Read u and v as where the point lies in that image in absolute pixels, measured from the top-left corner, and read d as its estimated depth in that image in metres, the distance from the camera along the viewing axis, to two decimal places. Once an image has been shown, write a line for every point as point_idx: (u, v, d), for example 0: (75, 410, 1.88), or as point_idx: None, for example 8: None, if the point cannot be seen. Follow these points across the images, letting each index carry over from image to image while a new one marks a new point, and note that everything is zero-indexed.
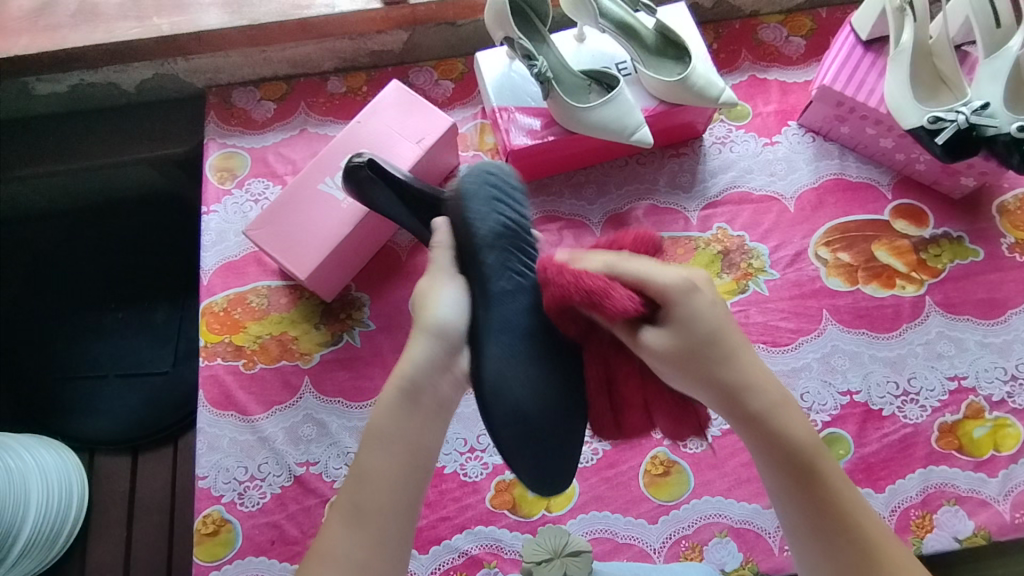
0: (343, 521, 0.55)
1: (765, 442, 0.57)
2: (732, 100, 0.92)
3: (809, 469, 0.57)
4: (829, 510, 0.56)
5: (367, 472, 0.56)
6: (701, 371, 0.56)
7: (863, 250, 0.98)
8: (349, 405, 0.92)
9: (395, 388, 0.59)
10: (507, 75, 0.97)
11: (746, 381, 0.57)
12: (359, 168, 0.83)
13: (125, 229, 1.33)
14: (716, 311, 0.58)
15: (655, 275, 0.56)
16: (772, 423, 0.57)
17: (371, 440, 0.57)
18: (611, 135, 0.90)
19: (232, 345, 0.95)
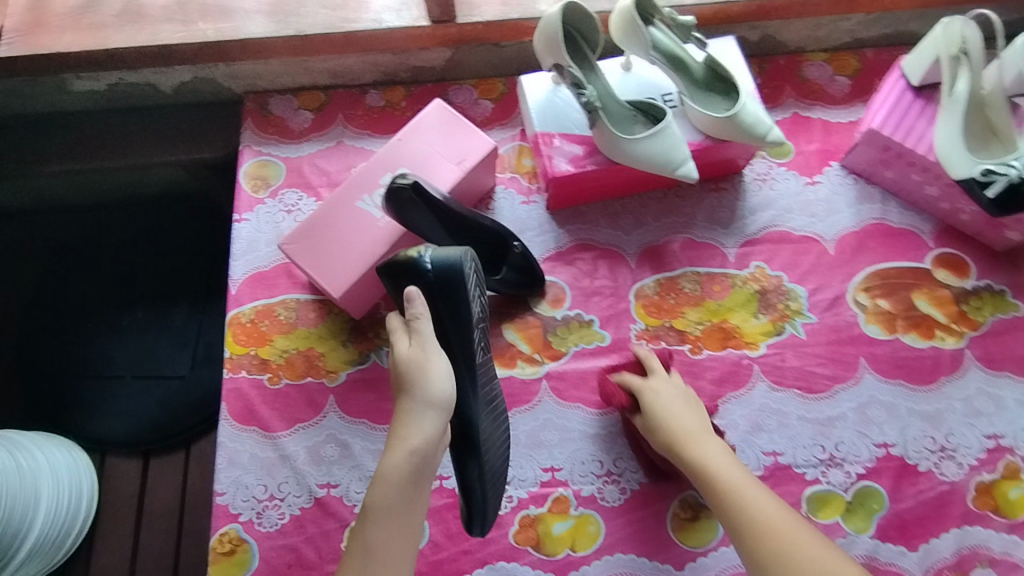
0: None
1: (695, 471, 0.76)
2: (779, 139, 0.90)
3: (735, 493, 0.73)
4: (736, 507, 0.72)
5: (373, 544, 0.66)
6: (668, 436, 0.79)
7: (903, 297, 0.96)
8: (375, 426, 0.90)
9: (394, 474, 0.68)
10: (550, 100, 0.96)
11: (688, 430, 0.79)
12: (410, 189, 0.80)
13: (151, 229, 1.31)
14: (676, 395, 0.82)
15: (647, 386, 0.83)
16: (704, 454, 0.76)
17: (370, 521, 0.67)
18: (654, 168, 0.88)
19: (258, 358, 0.94)
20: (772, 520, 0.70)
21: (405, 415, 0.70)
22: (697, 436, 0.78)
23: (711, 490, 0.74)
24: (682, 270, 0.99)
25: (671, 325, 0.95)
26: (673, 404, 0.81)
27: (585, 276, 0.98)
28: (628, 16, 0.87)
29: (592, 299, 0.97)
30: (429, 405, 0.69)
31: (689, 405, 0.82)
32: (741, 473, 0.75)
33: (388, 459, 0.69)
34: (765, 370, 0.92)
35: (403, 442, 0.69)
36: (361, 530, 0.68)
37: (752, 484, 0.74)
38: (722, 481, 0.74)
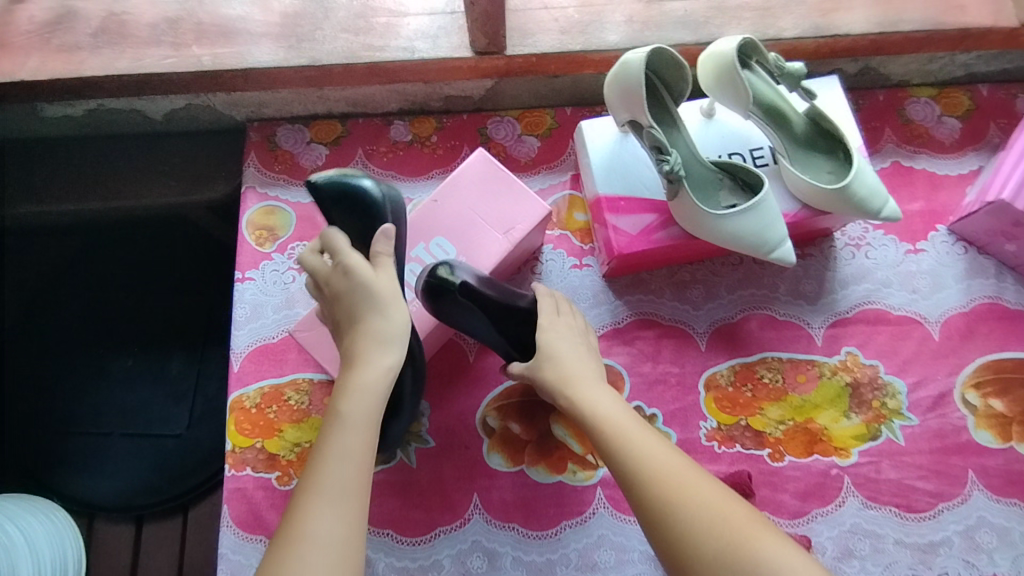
0: (313, 536, 0.53)
1: (584, 413, 0.65)
2: (894, 215, 0.75)
3: (619, 433, 0.62)
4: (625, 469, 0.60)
5: (346, 455, 0.58)
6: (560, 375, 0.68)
7: (1020, 396, 0.82)
8: (401, 539, 0.77)
9: (361, 399, 0.61)
10: (617, 152, 0.80)
11: (580, 370, 0.69)
12: (446, 283, 0.69)
13: (135, 259, 1.12)
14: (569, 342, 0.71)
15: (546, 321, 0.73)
16: (590, 395, 0.66)
17: (331, 452, 0.58)
18: (744, 249, 0.73)
19: (265, 453, 0.80)
20: (663, 463, 0.59)
21: (369, 335, 0.64)
22: (577, 386, 0.67)
23: (594, 431, 0.64)
24: (761, 355, 0.84)
25: (748, 424, 0.81)
26: (564, 339, 0.71)
27: (646, 359, 0.84)
28: (727, 63, 0.73)
29: (654, 388, 0.83)
30: (400, 324, 0.65)
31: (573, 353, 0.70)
32: (626, 424, 0.63)
33: (358, 370, 0.63)
34: (858, 482, 0.79)
35: (377, 360, 0.63)
36: (325, 442, 0.59)
37: (641, 436, 0.62)
38: (605, 430, 0.63)
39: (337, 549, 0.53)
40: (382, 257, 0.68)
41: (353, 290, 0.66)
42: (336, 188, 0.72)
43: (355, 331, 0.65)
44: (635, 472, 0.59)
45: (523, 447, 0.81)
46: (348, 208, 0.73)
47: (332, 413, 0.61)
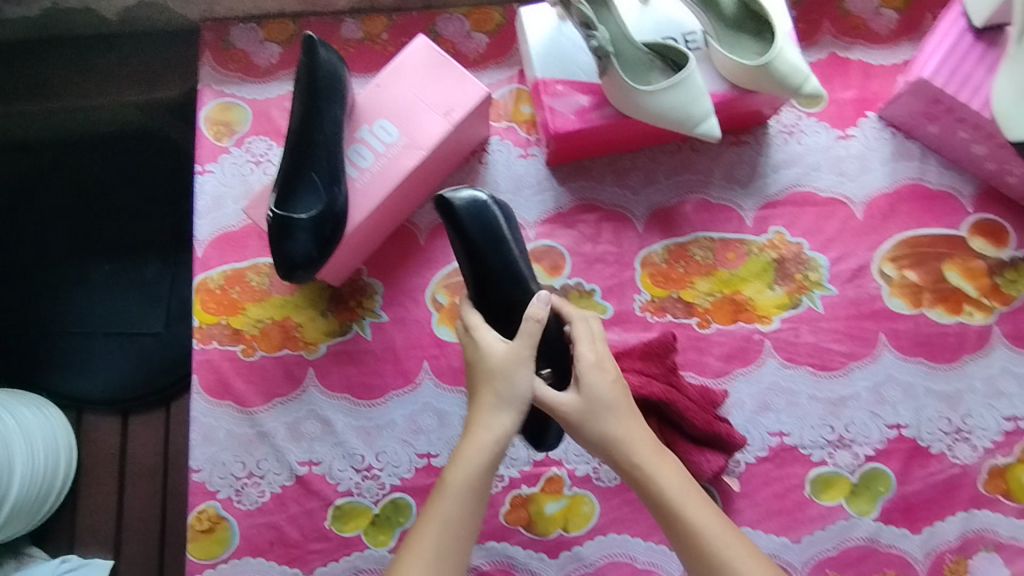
0: (456, 494, 0.62)
1: (626, 467, 0.64)
2: (816, 94, 0.78)
3: (661, 493, 0.62)
4: (670, 524, 0.61)
5: (450, 520, 0.61)
6: (602, 413, 0.65)
7: (933, 268, 0.88)
8: (358, 402, 0.85)
9: (470, 470, 0.63)
10: (554, 39, 0.83)
11: (621, 416, 0.65)
12: (462, 199, 0.74)
13: (105, 165, 1.14)
14: (598, 372, 0.66)
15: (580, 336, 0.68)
16: (632, 445, 0.64)
17: (484, 424, 0.65)
18: (671, 125, 0.77)
19: (230, 329, 0.87)
20: (712, 534, 0.60)
21: (485, 405, 0.66)
22: (612, 437, 0.64)
23: (630, 476, 0.64)
24: (693, 235, 0.89)
25: (679, 296, 0.88)
26: (603, 364, 0.67)
27: (587, 241, 0.89)
28: None
29: (593, 266, 0.89)
30: (516, 406, 0.65)
31: (611, 391, 0.66)
32: (664, 478, 0.63)
33: (469, 439, 0.65)
34: (777, 346, 0.86)
35: (490, 424, 0.65)
36: (434, 506, 0.63)
37: (683, 496, 0.62)
38: (647, 481, 0.63)
39: None
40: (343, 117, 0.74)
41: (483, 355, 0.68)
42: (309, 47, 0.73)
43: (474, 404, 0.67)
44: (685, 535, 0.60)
45: None
46: (307, 70, 0.73)
47: (439, 483, 0.64)
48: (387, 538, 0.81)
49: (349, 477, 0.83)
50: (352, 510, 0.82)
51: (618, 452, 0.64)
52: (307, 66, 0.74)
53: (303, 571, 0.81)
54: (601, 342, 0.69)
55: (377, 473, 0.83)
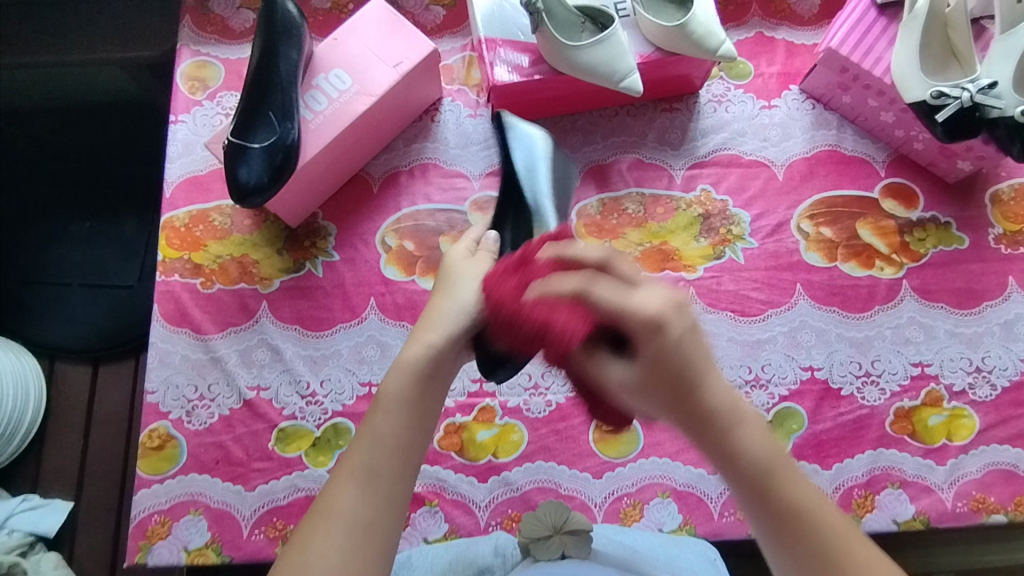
0: (390, 405, 0.54)
1: (736, 465, 0.52)
2: (731, 55, 0.87)
3: (782, 494, 0.51)
4: (789, 522, 0.50)
5: (382, 434, 0.53)
6: (666, 393, 0.53)
7: (847, 226, 0.95)
8: (306, 333, 0.91)
9: (403, 378, 0.55)
10: (499, 4, 0.92)
11: (714, 401, 0.52)
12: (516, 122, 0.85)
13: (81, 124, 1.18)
14: (691, 340, 0.52)
15: (629, 302, 0.51)
16: (745, 443, 0.52)
17: (434, 323, 0.56)
18: (599, 79, 0.86)
19: (191, 263, 0.93)
20: (830, 528, 0.50)
21: (431, 311, 0.58)
22: (738, 420, 0.53)
23: (734, 465, 0.52)
24: (627, 191, 0.97)
25: (611, 245, 0.94)
26: (674, 354, 0.51)
27: None
28: None
29: None
30: (462, 308, 0.57)
31: (711, 380, 0.53)
32: (792, 476, 0.52)
33: (413, 343, 0.56)
34: (701, 292, 0.92)
35: (425, 336, 0.56)
36: (369, 419, 0.55)
37: (805, 489, 0.52)
38: (763, 470, 0.51)
39: (360, 524, 0.50)
40: (297, 62, 0.86)
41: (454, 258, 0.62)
42: None
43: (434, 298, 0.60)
44: (807, 539, 0.49)
45: (415, 262, 0.93)
46: (263, 12, 0.86)
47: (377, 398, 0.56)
48: (326, 459, 0.86)
49: (294, 402, 0.88)
50: (295, 432, 0.87)
51: (738, 445, 0.52)
52: (265, 9, 0.86)
53: (245, 489, 0.85)
54: (667, 330, 0.51)
55: (321, 399, 0.88)
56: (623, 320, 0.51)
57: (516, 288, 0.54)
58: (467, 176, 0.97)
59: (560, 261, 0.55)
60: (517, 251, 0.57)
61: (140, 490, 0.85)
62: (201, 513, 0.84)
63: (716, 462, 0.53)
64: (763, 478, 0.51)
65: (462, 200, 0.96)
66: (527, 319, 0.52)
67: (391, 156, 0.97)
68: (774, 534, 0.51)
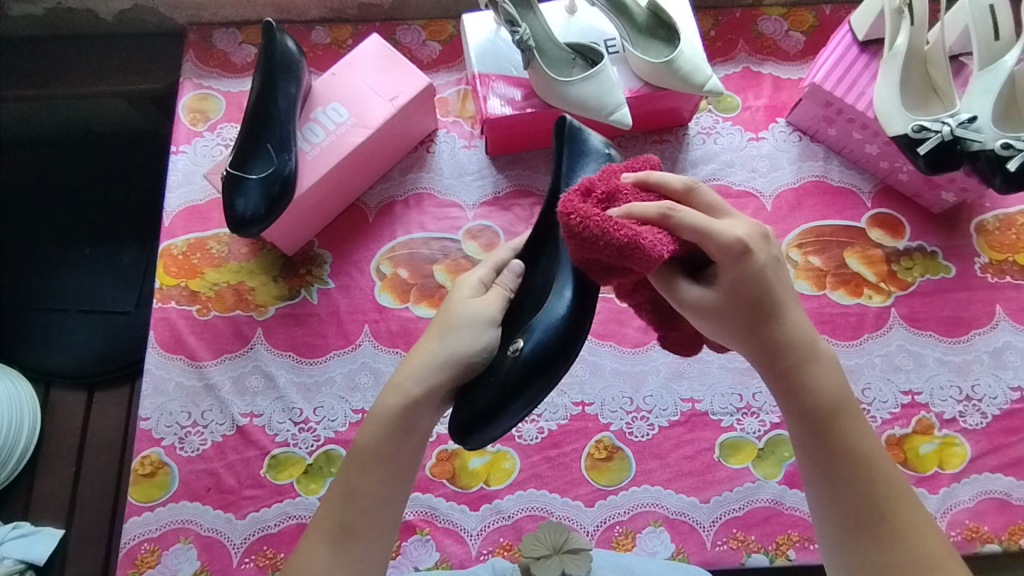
0: (361, 462, 0.59)
1: (803, 402, 0.58)
2: (718, 90, 0.89)
3: (843, 435, 0.57)
4: (844, 462, 0.56)
5: (353, 492, 0.58)
6: (741, 324, 0.57)
7: (835, 255, 0.96)
8: (300, 360, 0.91)
9: (374, 433, 0.60)
10: (492, 41, 0.95)
11: (790, 336, 0.58)
12: (583, 132, 0.73)
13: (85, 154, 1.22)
14: (775, 266, 0.57)
15: (716, 227, 0.54)
16: (814, 383, 0.57)
17: (414, 369, 0.61)
18: (589, 113, 0.88)
19: (188, 290, 0.94)
20: (886, 478, 0.56)
21: (420, 349, 0.63)
22: (818, 359, 0.58)
23: (797, 400, 0.58)
24: None
25: None
26: (753, 279, 0.56)
27: (521, 222, 0.98)
28: None
29: None
30: (447, 358, 0.62)
31: (788, 308, 0.58)
32: (859, 421, 0.58)
33: (388, 395, 0.61)
34: None
35: (402, 386, 0.61)
36: (342, 474, 0.59)
37: (868, 439, 0.58)
38: (826, 408, 0.57)
39: None
40: (296, 96, 0.89)
41: (464, 282, 0.67)
42: (268, 29, 0.89)
43: (434, 323, 0.65)
44: (865, 474, 0.56)
45: (409, 290, 0.94)
46: (263, 46, 0.89)
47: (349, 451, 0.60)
48: (318, 487, 0.86)
49: (287, 429, 0.88)
50: (287, 460, 0.87)
51: (808, 383, 0.58)
52: (266, 44, 0.89)
53: (236, 516, 0.85)
54: (747, 260, 0.55)
55: (314, 426, 0.88)
56: (709, 244, 0.55)
57: (596, 208, 0.57)
58: (461, 206, 0.98)
59: (643, 187, 0.59)
60: (595, 182, 0.59)
61: (130, 517, 0.85)
62: (191, 541, 0.84)
63: (779, 395, 0.59)
64: (827, 418, 0.57)
65: (456, 229, 0.97)
66: (609, 234, 0.55)
67: (386, 185, 0.99)
68: (826, 465, 0.57)
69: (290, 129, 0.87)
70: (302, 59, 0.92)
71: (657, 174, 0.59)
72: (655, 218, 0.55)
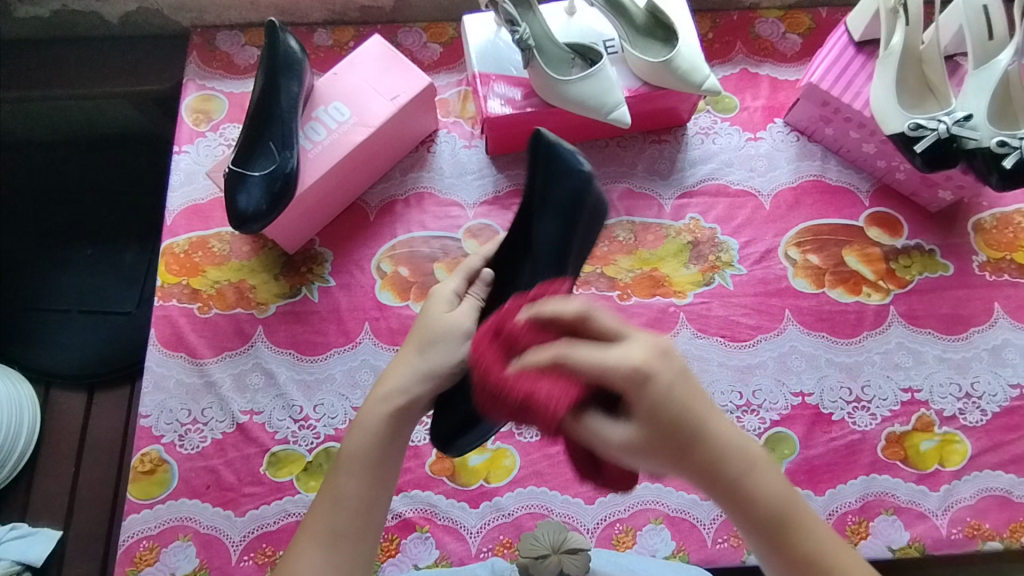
0: (352, 466, 0.57)
1: (751, 517, 0.51)
2: (715, 89, 0.90)
3: (798, 539, 0.51)
4: (805, 566, 0.51)
5: (344, 495, 0.56)
6: (668, 453, 0.49)
7: (834, 253, 0.97)
8: (300, 358, 0.91)
9: (368, 435, 0.59)
10: (492, 42, 0.96)
11: (719, 448, 0.50)
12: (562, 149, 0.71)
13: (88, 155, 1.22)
14: (682, 387, 0.49)
15: (610, 356, 0.48)
16: (760, 492, 0.51)
17: (393, 379, 0.62)
18: (589, 112, 0.89)
19: (189, 288, 0.94)
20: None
21: (398, 363, 0.63)
22: (754, 466, 0.51)
23: (748, 518, 0.51)
24: (618, 219, 0.99)
25: (602, 271, 0.96)
26: (670, 405, 0.48)
27: None
28: None
29: None
30: (424, 370, 0.62)
31: (712, 424, 0.50)
32: (806, 516, 0.52)
33: (375, 401, 0.60)
34: (691, 317, 0.94)
35: (388, 389, 0.61)
36: (331, 479, 0.58)
37: (820, 531, 0.52)
38: (778, 515, 0.51)
39: None
40: (297, 94, 0.90)
41: (441, 298, 0.67)
42: (271, 29, 0.91)
43: (412, 343, 0.65)
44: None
45: (410, 288, 0.95)
46: (266, 44, 0.90)
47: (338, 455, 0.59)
48: (317, 484, 0.86)
49: (287, 426, 0.88)
50: (287, 457, 0.87)
51: (753, 494, 0.51)
52: (269, 43, 0.90)
53: (235, 513, 0.85)
54: (657, 381, 0.48)
55: (314, 423, 0.88)
56: (608, 381, 0.48)
57: (500, 357, 0.54)
58: (461, 205, 0.99)
59: (540, 321, 0.53)
60: (497, 325, 0.56)
61: (129, 515, 0.85)
62: (190, 539, 0.84)
63: (724, 510, 0.52)
64: (778, 525, 0.51)
65: (456, 228, 0.98)
66: (509, 392, 0.51)
67: (387, 185, 1.00)
68: (788, 572, 0.52)
69: (292, 127, 0.88)
70: (304, 57, 0.93)
71: (545, 304, 0.54)
72: (548, 366, 0.49)
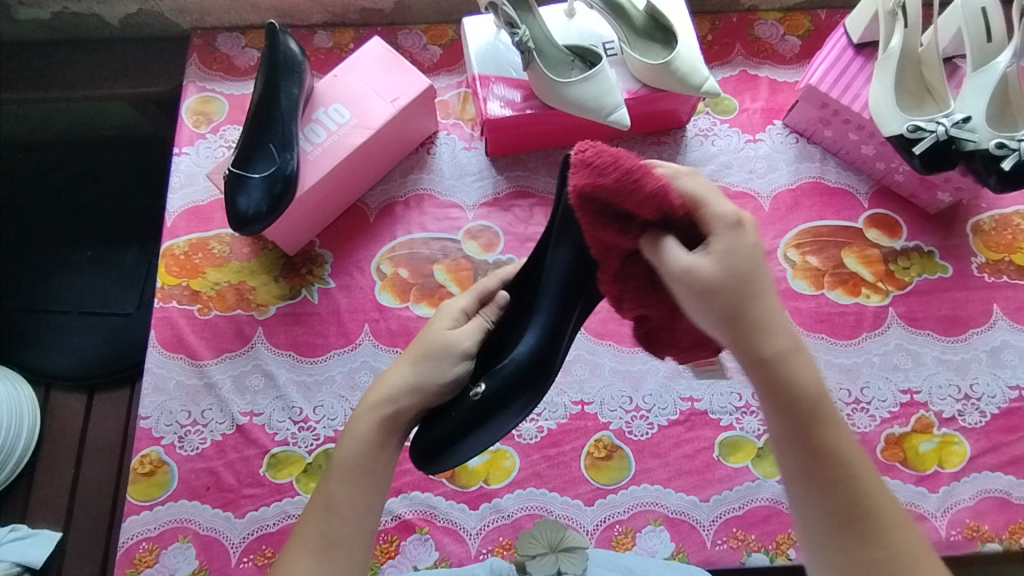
0: (344, 472, 0.58)
1: (786, 395, 0.50)
2: (715, 91, 0.90)
3: (826, 424, 0.50)
4: (826, 457, 0.50)
5: (336, 501, 0.57)
6: (725, 307, 0.49)
7: (833, 255, 0.97)
8: (300, 359, 0.92)
9: (359, 443, 0.59)
10: (492, 44, 0.97)
11: (768, 320, 0.50)
12: None
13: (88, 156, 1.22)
14: (755, 254, 0.50)
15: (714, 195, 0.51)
16: (798, 373, 0.50)
17: (387, 388, 0.62)
18: (588, 114, 0.89)
19: (189, 290, 0.95)
20: (869, 482, 0.50)
21: (390, 373, 0.64)
22: (796, 349, 0.51)
23: (782, 395, 0.50)
24: None
25: None
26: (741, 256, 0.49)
27: (520, 223, 0.98)
28: None
29: (525, 245, 0.97)
30: (417, 380, 0.62)
31: (769, 297, 0.50)
32: (835, 415, 0.51)
33: (366, 411, 0.61)
34: None
35: (380, 400, 0.61)
36: (324, 485, 0.58)
37: (845, 430, 0.52)
38: (809, 400, 0.50)
39: None
40: (298, 96, 0.90)
41: (446, 313, 0.67)
42: (272, 32, 0.91)
43: (410, 350, 0.65)
44: (845, 468, 0.50)
45: (409, 290, 0.95)
46: (267, 45, 0.91)
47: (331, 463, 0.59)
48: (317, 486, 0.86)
49: (286, 428, 0.88)
50: (286, 458, 0.87)
51: (790, 377, 0.50)
52: (270, 46, 0.91)
53: (235, 515, 0.85)
54: (741, 233, 0.50)
55: (313, 425, 0.88)
56: (705, 212, 0.51)
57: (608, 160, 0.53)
58: (461, 206, 0.99)
59: None
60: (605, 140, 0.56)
61: (129, 517, 0.85)
62: (189, 540, 0.84)
63: (757, 389, 0.51)
64: (809, 413, 0.50)
65: (456, 229, 0.98)
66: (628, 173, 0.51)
67: (387, 187, 1.00)
68: (806, 458, 0.50)
69: (292, 129, 0.88)
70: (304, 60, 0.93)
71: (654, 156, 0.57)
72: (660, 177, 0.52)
